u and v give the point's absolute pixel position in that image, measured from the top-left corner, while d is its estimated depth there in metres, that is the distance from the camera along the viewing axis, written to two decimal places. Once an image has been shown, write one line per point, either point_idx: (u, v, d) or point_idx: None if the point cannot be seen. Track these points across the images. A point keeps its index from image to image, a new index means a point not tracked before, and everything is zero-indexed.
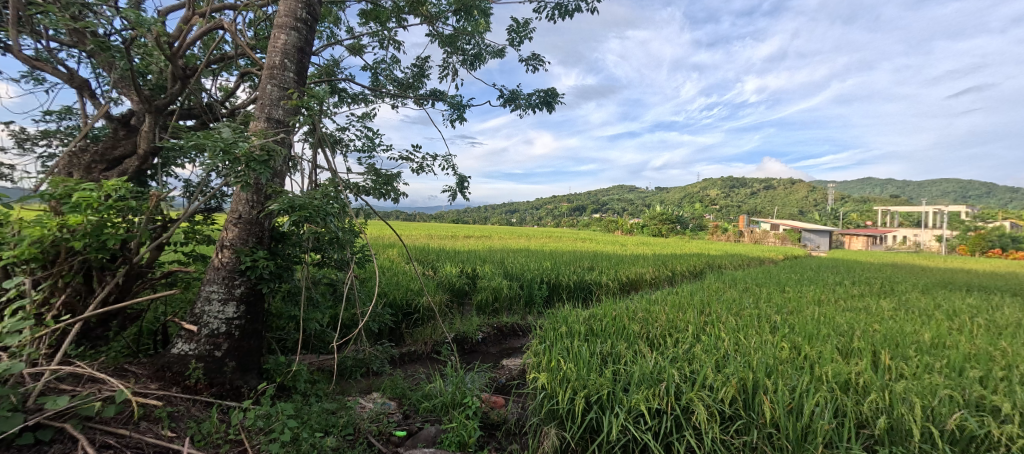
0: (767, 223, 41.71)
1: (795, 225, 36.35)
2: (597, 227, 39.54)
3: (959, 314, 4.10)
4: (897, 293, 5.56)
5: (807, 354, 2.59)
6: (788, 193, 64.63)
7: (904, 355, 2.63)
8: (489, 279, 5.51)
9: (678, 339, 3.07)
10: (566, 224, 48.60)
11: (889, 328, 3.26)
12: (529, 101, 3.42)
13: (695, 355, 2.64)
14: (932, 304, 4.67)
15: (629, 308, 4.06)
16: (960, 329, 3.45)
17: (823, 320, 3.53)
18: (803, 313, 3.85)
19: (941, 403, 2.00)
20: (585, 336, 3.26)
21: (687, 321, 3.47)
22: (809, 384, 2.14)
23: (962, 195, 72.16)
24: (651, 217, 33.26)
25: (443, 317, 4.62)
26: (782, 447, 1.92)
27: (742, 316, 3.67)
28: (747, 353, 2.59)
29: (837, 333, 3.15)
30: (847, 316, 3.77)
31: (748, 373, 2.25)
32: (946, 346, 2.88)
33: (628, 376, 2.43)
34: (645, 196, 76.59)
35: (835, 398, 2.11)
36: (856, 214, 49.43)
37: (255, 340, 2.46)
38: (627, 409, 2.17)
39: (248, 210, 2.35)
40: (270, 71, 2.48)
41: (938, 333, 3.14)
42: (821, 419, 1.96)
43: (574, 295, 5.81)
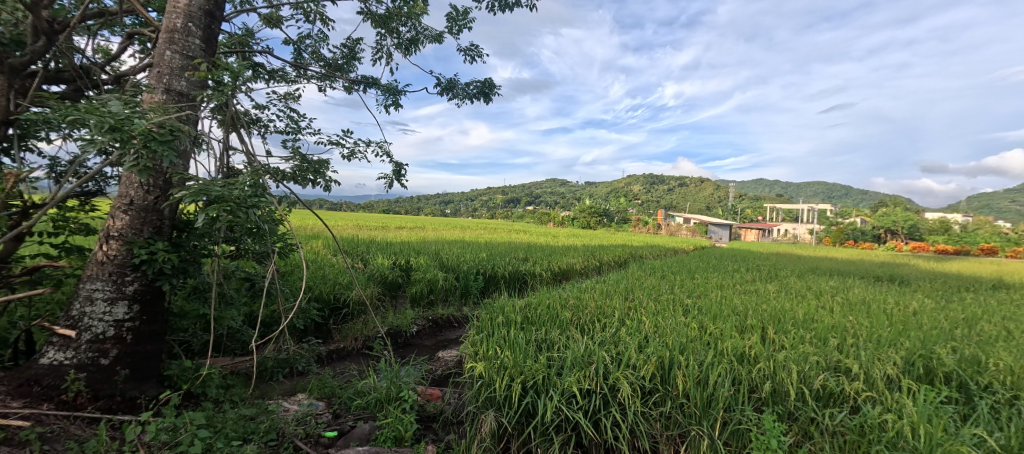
0: (680, 217, 45.93)
1: (703, 220, 40.61)
2: (530, 220, 40.51)
3: (824, 294, 4.92)
4: (780, 278, 6.52)
5: (712, 332, 2.93)
6: (698, 190, 71.70)
7: (784, 329, 3.10)
8: (424, 271, 5.40)
9: (605, 323, 3.30)
10: (499, 215, 49.09)
11: (774, 307, 3.81)
12: (467, 91, 3.38)
13: (620, 338, 2.86)
14: (805, 286, 5.54)
15: (561, 296, 4.26)
16: (825, 306, 4.15)
17: (724, 302, 4.02)
18: (709, 297, 4.35)
19: (810, 368, 2.40)
20: (521, 324, 3.36)
21: (613, 307, 3.74)
22: (714, 358, 2.44)
23: (829, 196, 85.88)
24: (581, 210, 34.87)
25: (375, 310, 4.44)
26: (691, 414, 2.18)
27: (660, 301, 4.05)
28: (664, 334, 2.86)
29: (735, 312, 3.62)
30: (742, 298, 4.34)
31: (666, 351, 2.49)
32: (815, 320, 3.45)
33: (561, 361, 2.56)
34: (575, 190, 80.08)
35: (733, 368, 2.42)
36: (752, 210, 56.50)
37: (153, 344, 2.16)
38: (560, 391, 2.28)
39: (142, 195, 2.03)
40: (169, 35, 2.16)
41: (811, 310, 3.75)
42: (722, 386, 2.24)
43: (509, 286, 5.92)
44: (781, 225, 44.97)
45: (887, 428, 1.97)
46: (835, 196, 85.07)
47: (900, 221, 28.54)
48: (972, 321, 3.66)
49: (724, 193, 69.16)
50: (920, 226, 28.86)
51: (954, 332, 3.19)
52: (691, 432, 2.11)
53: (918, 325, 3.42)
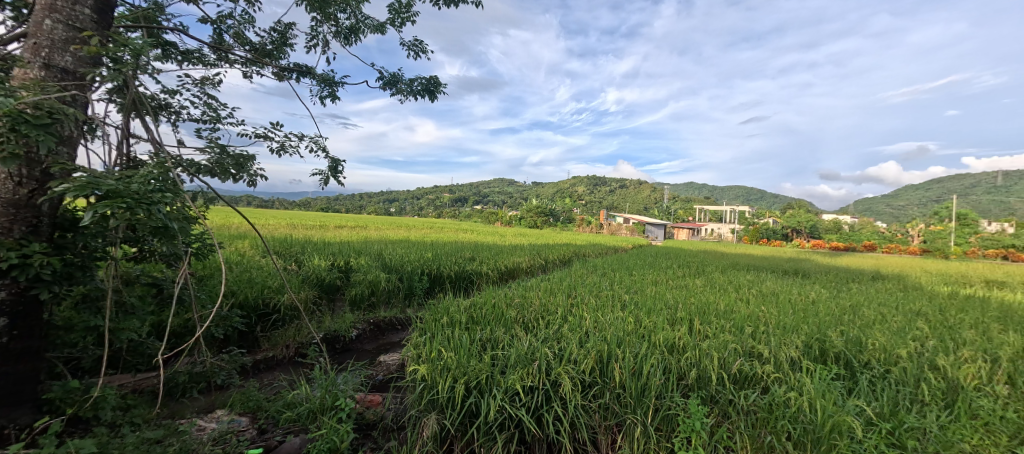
0: (620, 217, 48.28)
1: (641, 220, 43.04)
2: (478, 219, 40.38)
3: (742, 288, 5.43)
4: (706, 273, 7.09)
5: (646, 325, 3.11)
6: (637, 192, 75.85)
7: (709, 320, 3.37)
8: (365, 273, 5.16)
9: (548, 320, 3.37)
10: (446, 214, 48.36)
11: (701, 301, 4.13)
12: (410, 87, 3.27)
13: (563, 334, 2.93)
14: (728, 281, 6.08)
15: (507, 295, 4.28)
16: (744, 298, 4.57)
17: (658, 297, 4.29)
18: (644, 292, 4.62)
19: (730, 354, 2.63)
20: (465, 325, 3.32)
21: (556, 304, 3.83)
22: (648, 350, 2.58)
23: (748, 199, 94.99)
24: (528, 210, 35.38)
25: (310, 315, 4.16)
26: (626, 403, 2.29)
27: (600, 297, 4.22)
28: (603, 329, 2.98)
29: (667, 306, 3.87)
30: (674, 293, 4.65)
31: (604, 346, 2.59)
32: (735, 311, 3.78)
33: (505, 359, 2.56)
34: (522, 190, 81.11)
35: (665, 358, 2.58)
36: (684, 211, 60.87)
37: (28, 363, 1.85)
38: (504, 389, 2.29)
39: (12, 187, 1.73)
40: (49, 2, 1.86)
41: (732, 302, 4.11)
42: (654, 376, 2.38)
43: (455, 286, 5.85)
44: (709, 225, 48.93)
45: (791, 404, 2.22)
46: (753, 199, 94.25)
47: (805, 222, 32.31)
48: (858, 307, 4.24)
49: (660, 195, 73.85)
50: (820, 226, 32.88)
51: (845, 317, 3.67)
52: (627, 420, 2.21)
53: (817, 312, 3.89)
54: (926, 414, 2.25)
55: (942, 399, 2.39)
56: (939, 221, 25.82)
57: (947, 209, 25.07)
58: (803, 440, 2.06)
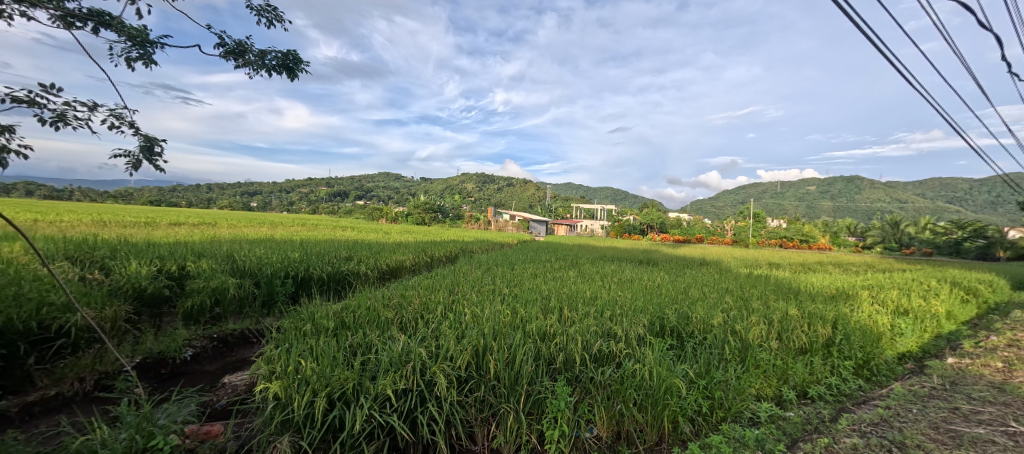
0: (507, 214, 50.12)
1: (525, 218, 45.43)
2: (360, 215, 37.58)
3: (607, 277, 6.13)
4: (580, 265, 7.82)
5: (522, 316, 3.26)
6: (522, 190, 79.73)
7: (577, 307, 3.70)
8: (207, 277, 4.32)
9: (427, 319, 3.28)
10: (323, 210, 43.82)
11: (571, 290, 4.51)
12: (262, 60, 2.80)
13: (441, 331, 2.88)
14: (596, 271, 6.80)
15: (385, 295, 4.05)
16: (607, 286, 5.16)
17: (535, 289, 4.55)
18: (523, 285, 4.86)
19: (592, 337, 2.92)
20: (333, 331, 3.03)
21: (437, 302, 3.77)
22: (522, 340, 2.69)
23: (615, 199, 107.96)
24: (415, 206, 34.21)
25: (121, 336, 3.32)
26: (500, 394, 2.36)
27: (481, 292, 4.30)
28: (482, 323, 3.02)
29: (543, 297, 4.13)
30: (549, 284, 4.99)
31: (480, 339, 2.62)
32: (599, 297, 4.24)
33: (376, 364, 2.39)
34: (408, 186, 78.12)
35: (537, 346, 2.73)
36: (563, 209, 66.21)
37: None
38: (373, 396, 2.15)
39: None
40: None
41: (598, 290, 4.58)
42: (526, 364, 2.49)
43: (326, 289, 5.32)
44: (584, 222, 54.07)
45: (637, 375, 2.56)
46: (619, 199, 107.46)
47: (657, 219, 38.15)
48: (690, 288, 5.15)
49: (542, 194, 78.92)
50: (668, 223, 39.17)
51: (681, 297, 4.42)
52: (500, 410, 2.28)
53: (661, 294, 4.61)
54: (728, 370, 2.86)
55: (739, 356, 3.05)
56: (745, 218, 33.13)
57: (749, 209, 32.32)
58: (645, 403, 2.42)
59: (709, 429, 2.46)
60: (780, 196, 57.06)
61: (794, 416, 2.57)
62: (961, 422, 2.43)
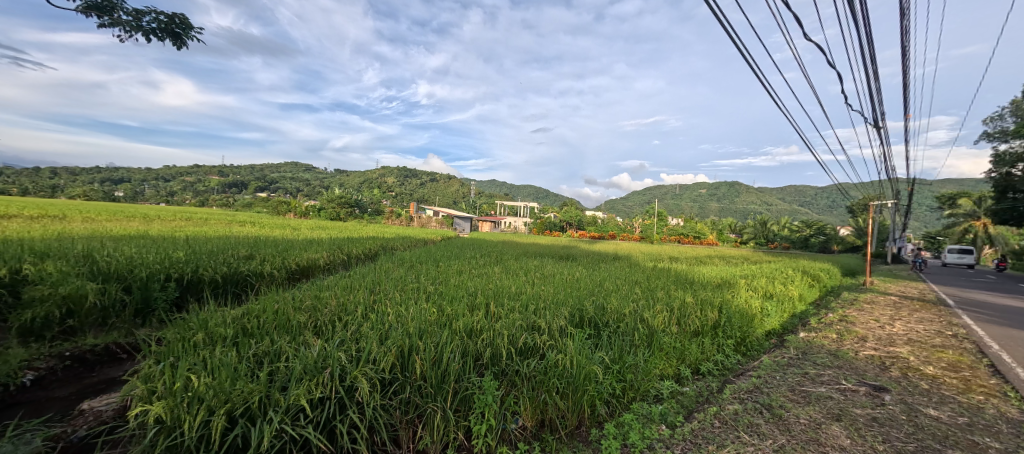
0: (430, 210, 48.99)
1: (449, 214, 44.87)
2: (262, 209, 33.81)
3: (530, 272, 6.34)
4: (504, 261, 7.97)
5: (448, 314, 3.24)
6: (446, 185, 78.52)
7: (502, 303, 3.79)
8: (57, 282, 3.56)
9: (346, 321, 3.09)
10: (216, 202, 38.57)
11: (496, 286, 4.59)
12: None
13: (362, 334, 2.74)
14: (519, 267, 6.98)
15: (295, 297, 3.72)
16: (531, 281, 5.34)
17: (460, 286, 4.54)
18: (449, 282, 4.82)
19: (518, 331, 3.01)
20: (233, 340, 2.71)
21: (357, 302, 3.57)
22: (448, 337, 2.68)
23: (537, 196, 111.54)
24: (328, 200, 31.76)
25: None
26: (427, 393, 2.33)
27: (405, 291, 4.17)
28: (406, 322, 2.93)
29: (468, 293, 4.14)
30: (475, 281, 5.01)
31: (406, 340, 2.54)
32: (523, 292, 4.37)
33: (288, 373, 2.20)
34: (321, 177, 72.25)
35: (464, 343, 2.74)
36: (487, 206, 66.67)
37: None
38: (284, 409, 1.98)
39: None
40: None
41: (521, 285, 4.73)
42: (453, 361, 2.48)
43: (220, 292, 4.72)
44: (507, 219, 55.09)
45: (559, 364, 2.70)
46: (541, 196, 111.28)
47: (575, 217, 40.36)
48: (604, 281, 5.57)
49: (467, 190, 78.59)
50: (585, 221, 41.62)
51: (596, 290, 4.76)
52: (427, 410, 2.25)
53: (579, 287, 4.91)
54: (638, 354, 3.17)
55: (646, 341, 3.39)
56: (651, 216, 36.54)
57: (655, 209, 35.72)
58: (566, 391, 2.58)
59: (622, 408, 2.71)
60: (679, 197, 63.99)
61: (689, 390, 2.95)
62: (810, 384, 2.98)
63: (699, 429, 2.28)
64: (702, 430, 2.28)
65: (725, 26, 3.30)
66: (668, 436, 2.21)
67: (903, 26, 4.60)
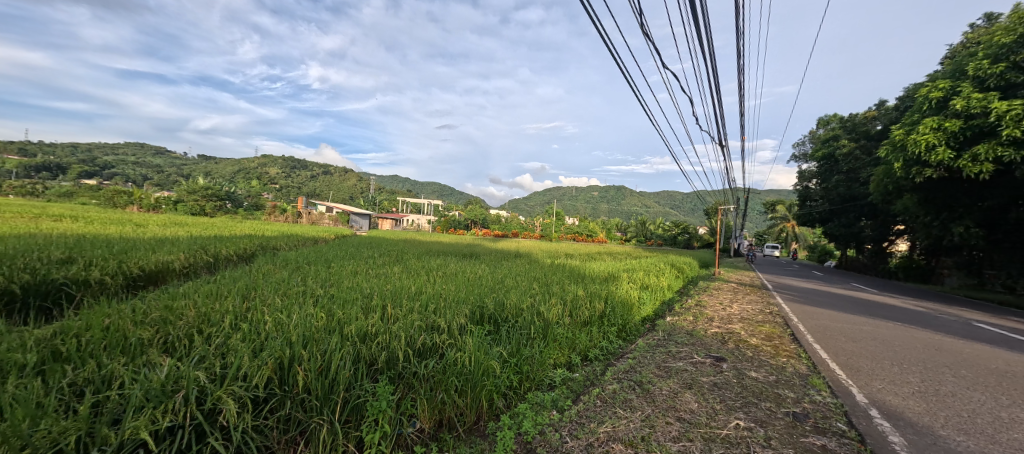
0: (322, 205, 44.77)
1: (344, 210, 41.62)
2: (92, 200, 27.10)
3: (432, 271, 6.24)
4: (404, 260, 7.68)
5: (339, 318, 3.00)
6: (341, 179, 72.55)
7: (400, 304, 3.64)
8: None
9: (209, 334, 2.65)
10: (16, 189, 29.65)
11: (394, 286, 4.41)
12: None
13: (230, 347, 2.38)
14: (421, 266, 6.81)
15: (137, 309, 3.07)
16: (432, 280, 5.25)
17: (354, 287, 4.25)
18: (341, 284, 4.47)
19: (416, 332, 2.93)
20: (38, 368, 2.12)
21: (224, 312, 3.09)
22: (338, 344, 2.48)
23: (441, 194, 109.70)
24: (190, 191, 26.86)
25: None
26: (312, 407, 2.12)
27: (287, 295, 3.75)
28: (287, 330, 2.64)
29: (363, 295, 3.91)
30: (370, 281, 4.74)
31: (286, 350, 2.28)
32: (423, 292, 4.28)
33: (123, 402, 1.80)
34: (180, 164, 60.66)
35: (356, 349, 2.57)
36: (388, 203, 63.47)
37: None
38: (116, 447, 1.62)
39: None
40: None
41: (422, 285, 4.62)
42: (343, 369, 2.31)
43: (20, 308, 3.65)
44: (409, 216, 53.18)
45: (458, 362, 2.70)
46: (445, 194, 109.76)
47: (479, 216, 40.74)
48: (504, 278, 5.75)
49: (365, 185, 73.73)
50: (489, 219, 42.25)
51: (497, 287, 4.89)
52: (310, 425, 2.05)
53: (480, 284, 4.99)
54: (534, 346, 3.34)
55: (542, 333, 3.59)
56: (550, 216, 38.72)
57: (553, 209, 37.99)
58: (465, 388, 2.60)
59: (518, 399, 2.83)
60: (575, 199, 69.14)
61: (578, 376, 3.22)
62: (672, 360, 3.49)
63: (584, 410, 2.50)
64: (586, 409, 2.52)
65: (601, 34, 3.71)
66: (557, 419, 2.39)
67: (738, 64, 5.66)
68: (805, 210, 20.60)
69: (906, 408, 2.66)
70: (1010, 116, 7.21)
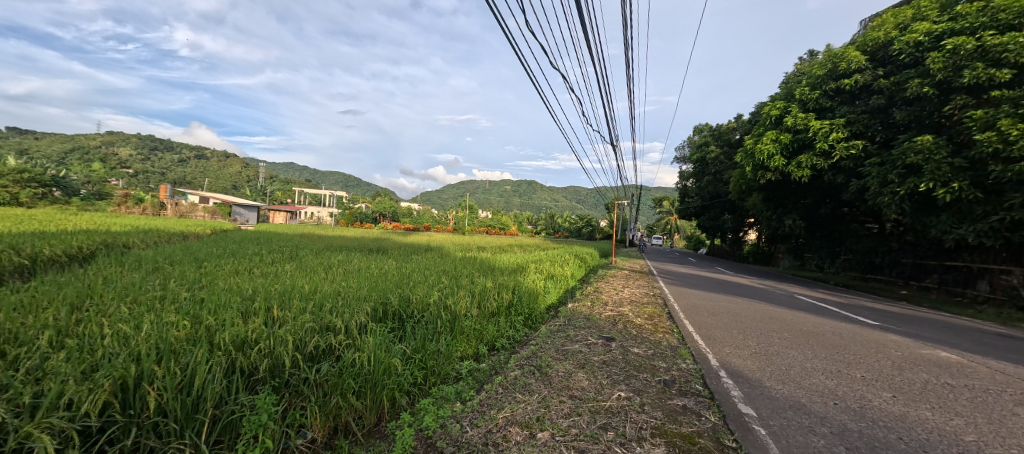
0: (195, 195, 38.27)
1: (225, 200, 36.16)
2: None
3: (330, 268, 5.76)
4: (299, 257, 6.97)
5: (208, 325, 2.60)
6: (219, 165, 62.80)
7: (288, 305, 3.29)
8: None
9: (16, 356, 2.10)
10: None
11: (283, 286, 3.97)
12: None
13: (48, 369, 1.90)
14: (319, 263, 6.25)
15: None
16: (331, 278, 4.85)
17: (231, 289, 3.73)
18: (215, 286, 3.89)
19: (306, 335, 2.68)
20: None
21: (41, 327, 2.46)
22: (206, 354, 2.16)
23: (344, 184, 101.71)
24: None
25: None
26: (170, 431, 1.81)
27: (139, 302, 3.14)
28: (135, 343, 2.21)
29: (242, 297, 3.45)
30: (253, 282, 4.20)
31: (132, 367, 1.90)
32: (317, 291, 3.93)
33: None
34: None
35: (230, 358, 2.26)
36: (281, 193, 56.86)
37: None
38: None
39: None
40: None
41: (318, 283, 4.25)
42: (211, 383, 2.01)
43: None
44: (307, 208, 48.37)
45: (356, 363, 2.55)
46: (348, 185, 102.01)
47: (388, 208, 38.76)
48: (413, 273, 5.58)
49: (250, 173, 64.92)
50: (398, 212, 40.43)
51: (403, 282, 4.72)
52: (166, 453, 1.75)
53: (385, 280, 4.75)
54: (440, 340, 3.31)
55: (449, 326, 3.57)
56: (462, 209, 38.52)
57: (465, 202, 37.86)
58: (363, 390, 2.46)
59: (423, 395, 2.78)
60: (487, 193, 69.91)
61: (483, 366, 3.27)
62: (569, 343, 3.75)
63: (487, 398, 2.56)
64: (489, 397, 2.58)
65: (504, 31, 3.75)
66: (460, 411, 2.40)
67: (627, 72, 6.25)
68: (684, 205, 23.66)
69: (747, 367, 3.25)
70: (821, 132, 9.14)
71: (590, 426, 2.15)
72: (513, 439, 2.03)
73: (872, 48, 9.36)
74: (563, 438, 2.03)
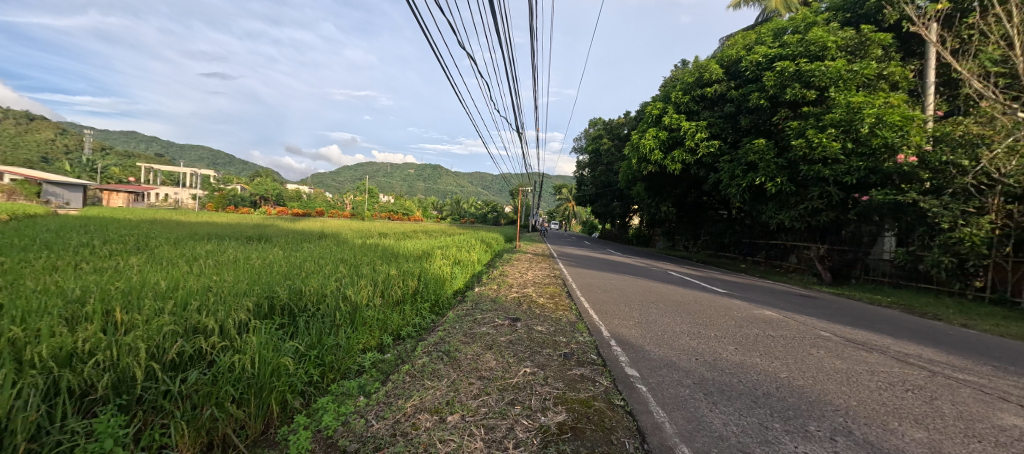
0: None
1: (35, 177, 28.12)
2: None
3: (195, 259, 4.88)
4: (151, 248, 5.77)
5: (12, 337, 2.00)
6: (24, 131, 48.43)
7: (137, 305, 2.70)
8: None
9: None
10: None
11: (129, 283, 3.25)
12: None
13: None
14: (179, 254, 5.26)
15: None
16: (196, 271, 4.12)
17: (49, 290, 2.92)
18: (20, 287, 3.00)
19: (165, 339, 2.23)
20: None
21: None
22: (11, 375, 1.66)
23: (213, 162, 86.93)
24: None
25: None
26: None
27: None
28: None
29: (68, 300, 2.73)
30: (82, 280, 3.34)
31: None
32: (180, 287, 3.30)
33: None
34: None
35: (52, 377, 1.78)
36: (123, 170, 46.29)
37: None
38: None
39: None
40: None
41: (179, 278, 3.56)
42: (22, 411, 1.56)
43: None
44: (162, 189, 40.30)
45: (236, 367, 2.21)
46: (218, 163, 87.48)
47: (271, 190, 34.34)
48: (303, 263, 5.02)
49: (75, 143, 51.43)
50: (284, 195, 36.05)
51: (292, 272, 4.24)
52: None
53: (270, 271, 4.22)
54: (339, 333, 3.06)
55: (349, 318, 3.32)
56: (361, 193, 35.99)
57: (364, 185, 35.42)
58: (246, 396, 2.15)
59: (320, 393, 2.55)
60: (389, 176, 66.36)
61: (389, 356, 3.14)
62: (476, 326, 3.79)
63: (393, 389, 2.45)
64: (395, 388, 2.47)
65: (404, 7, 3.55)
66: (363, 405, 2.26)
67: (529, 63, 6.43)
68: (580, 192, 25.41)
69: (634, 336, 3.66)
70: (691, 131, 10.59)
71: (498, 404, 2.20)
72: (422, 426, 1.98)
73: (728, 63, 11.08)
74: (472, 418, 2.04)
